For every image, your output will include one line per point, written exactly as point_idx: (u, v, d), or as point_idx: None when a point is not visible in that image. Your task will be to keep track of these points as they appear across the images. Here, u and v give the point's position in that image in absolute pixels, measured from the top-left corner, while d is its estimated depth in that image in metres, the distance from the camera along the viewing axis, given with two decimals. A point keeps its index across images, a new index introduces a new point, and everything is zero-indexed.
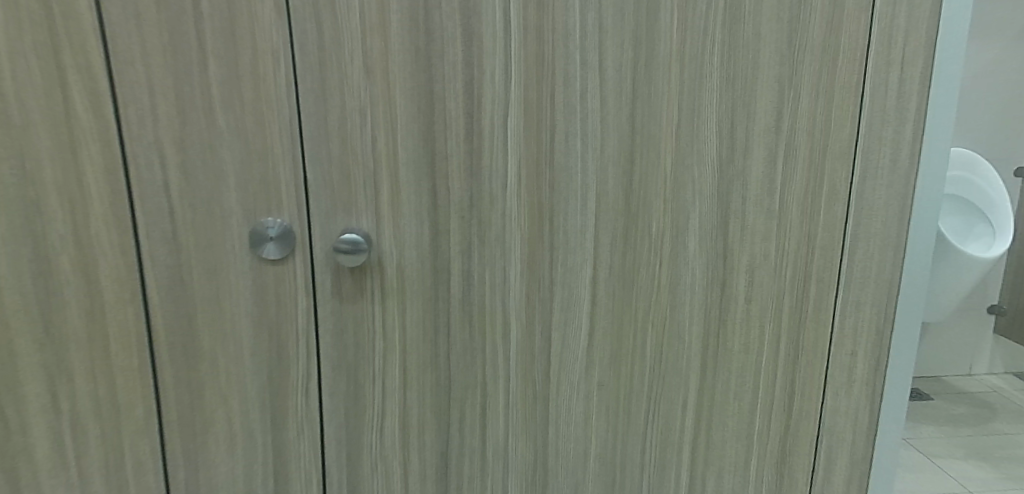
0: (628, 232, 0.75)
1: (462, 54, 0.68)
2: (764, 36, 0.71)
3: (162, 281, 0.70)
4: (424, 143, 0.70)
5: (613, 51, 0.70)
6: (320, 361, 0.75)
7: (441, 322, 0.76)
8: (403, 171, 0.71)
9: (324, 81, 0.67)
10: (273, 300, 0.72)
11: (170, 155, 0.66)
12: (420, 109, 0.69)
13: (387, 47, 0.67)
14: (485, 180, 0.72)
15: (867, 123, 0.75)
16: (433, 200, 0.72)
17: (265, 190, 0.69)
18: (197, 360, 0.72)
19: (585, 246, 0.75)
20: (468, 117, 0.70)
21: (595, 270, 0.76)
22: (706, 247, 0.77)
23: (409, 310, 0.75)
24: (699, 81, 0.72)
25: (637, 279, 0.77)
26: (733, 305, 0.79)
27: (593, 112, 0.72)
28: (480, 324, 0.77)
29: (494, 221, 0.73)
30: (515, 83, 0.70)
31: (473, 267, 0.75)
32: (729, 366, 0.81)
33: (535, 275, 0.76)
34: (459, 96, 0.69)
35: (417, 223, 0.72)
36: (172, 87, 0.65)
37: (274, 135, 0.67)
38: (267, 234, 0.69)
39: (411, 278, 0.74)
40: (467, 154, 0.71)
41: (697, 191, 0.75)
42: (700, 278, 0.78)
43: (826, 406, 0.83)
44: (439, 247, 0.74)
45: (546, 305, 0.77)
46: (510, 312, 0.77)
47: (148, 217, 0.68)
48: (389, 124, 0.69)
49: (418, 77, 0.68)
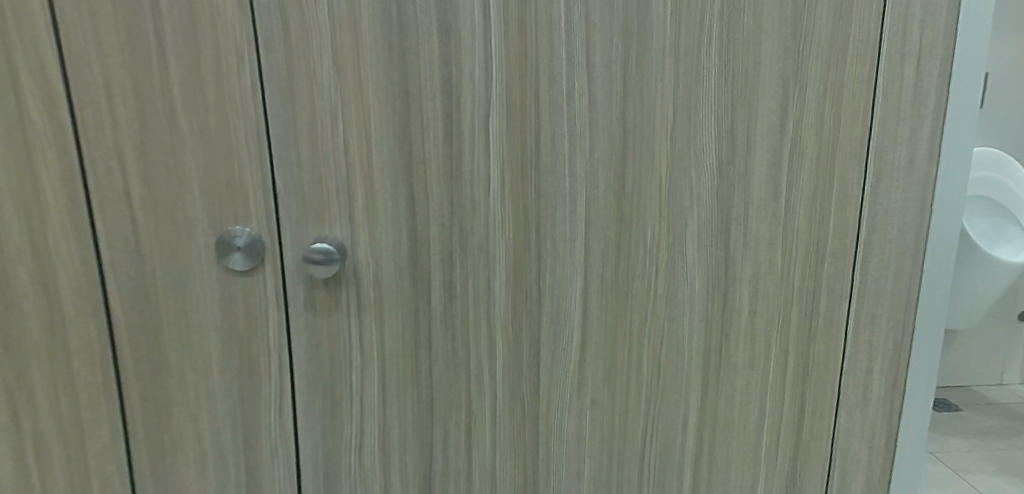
0: (622, 241, 0.70)
1: (439, 51, 0.64)
2: (766, 27, 0.66)
3: (127, 293, 0.67)
4: (400, 146, 0.66)
5: (602, 46, 0.65)
6: (294, 377, 0.71)
7: (422, 337, 0.72)
8: (379, 176, 0.66)
9: (292, 82, 0.63)
10: (243, 312, 0.68)
11: (131, 161, 0.63)
12: (395, 110, 0.65)
13: (358, 44, 0.63)
14: (466, 185, 0.67)
15: (881, 120, 0.69)
16: (411, 208, 0.68)
17: (232, 197, 0.65)
18: (165, 375, 0.70)
19: (575, 254, 0.70)
20: (446, 118, 0.65)
21: (585, 281, 0.71)
22: (707, 255, 0.71)
23: (387, 324, 0.71)
24: (696, 76, 0.67)
25: (632, 291, 0.72)
26: (736, 318, 0.74)
27: (582, 112, 0.67)
28: (464, 339, 0.72)
29: (476, 229, 0.69)
30: (497, 81, 0.65)
31: (455, 279, 0.70)
32: (733, 383, 0.76)
33: (522, 287, 0.71)
34: (437, 96, 0.65)
35: (394, 232, 0.68)
36: (131, 89, 0.62)
37: (240, 139, 0.64)
38: (234, 244, 0.65)
39: (390, 290, 0.70)
40: (446, 158, 0.66)
41: (695, 196, 0.69)
42: (701, 290, 0.72)
43: (840, 426, 0.77)
44: (418, 257, 0.69)
45: (534, 319, 0.72)
46: (495, 326, 0.72)
47: (109, 226, 0.65)
48: (363, 127, 0.65)
49: (392, 76, 0.64)
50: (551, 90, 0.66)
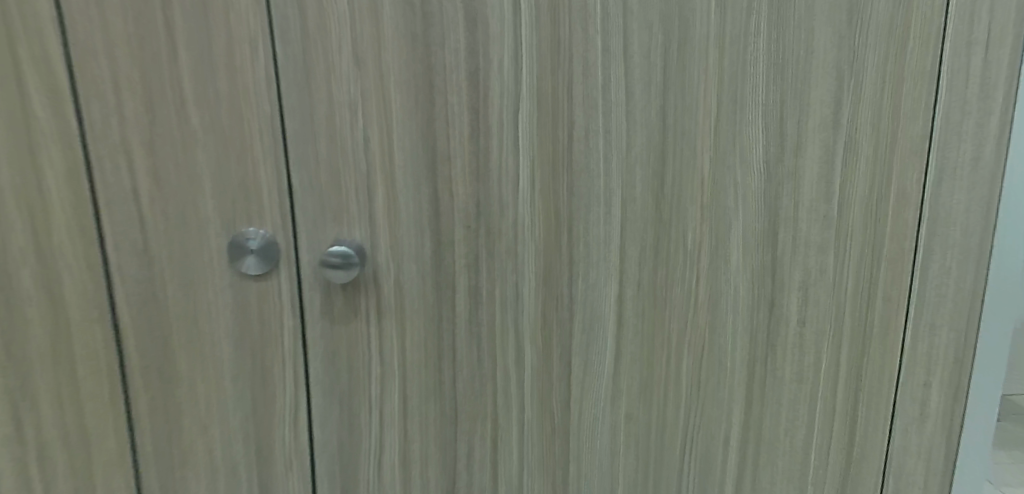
0: (660, 245, 0.65)
1: (466, 40, 0.59)
2: (818, 12, 0.61)
3: (135, 298, 0.63)
4: (424, 142, 0.61)
5: (640, 35, 0.60)
6: (310, 387, 0.67)
7: (446, 345, 0.67)
8: (402, 174, 0.62)
9: (310, 74, 0.59)
10: (257, 318, 0.65)
11: (139, 158, 0.60)
12: (418, 104, 0.60)
13: (380, 34, 0.59)
14: (494, 184, 0.63)
15: (944, 114, 0.63)
16: (435, 208, 0.63)
17: (246, 196, 0.61)
18: (174, 384, 0.66)
19: (609, 259, 0.66)
20: (473, 112, 0.61)
21: (621, 288, 0.66)
22: (752, 260, 0.66)
23: (408, 332, 0.67)
24: (741, 66, 0.62)
25: (671, 297, 0.67)
26: (783, 327, 0.68)
27: (618, 106, 0.62)
28: (490, 348, 0.68)
29: (504, 231, 0.64)
30: (527, 72, 0.60)
31: (481, 284, 0.66)
32: (779, 397, 0.70)
33: (553, 293, 0.66)
34: (463, 88, 0.60)
35: (417, 234, 0.64)
36: (140, 82, 0.58)
37: (254, 135, 0.60)
38: (247, 246, 0.61)
39: (412, 296, 0.66)
40: (472, 154, 0.62)
41: (741, 197, 0.64)
42: (745, 297, 0.67)
43: (895, 445, 0.71)
44: (442, 260, 0.65)
45: (565, 328, 0.67)
46: (523, 335, 0.67)
47: (117, 226, 0.61)
48: (384, 122, 0.61)
49: (415, 67, 0.60)
50: (585, 82, 0.61)
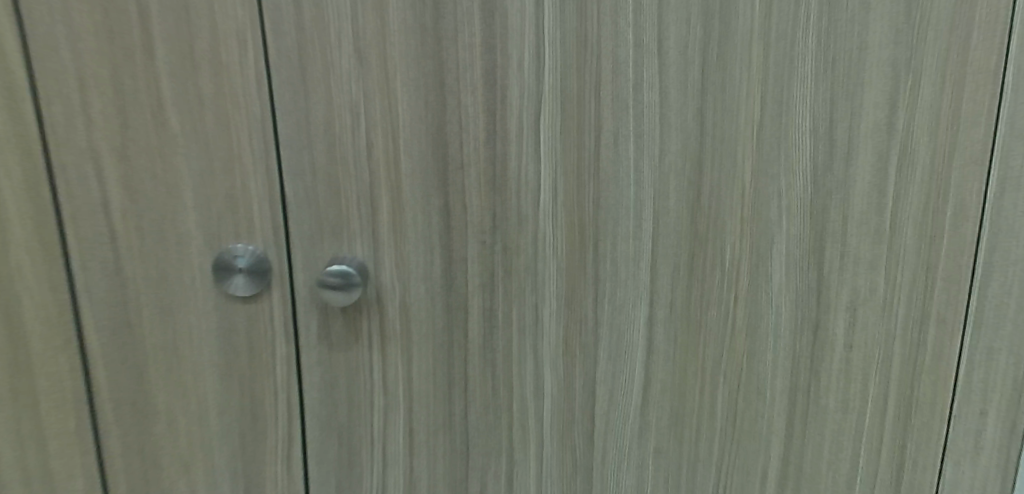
0: (695, 263, 0.59)
1: (482, 34, 0.52)
2: (874, 4, 0.53)
3: (106, 324, 0.56)
4: (434, 149, 0.55)
5: (676, 29, 0.53)
6: (305, 422, 0.60)
7: (457, 373, 0.61)
8: (409, 184, 0.55)
9: (305, 71, 0.52)
10: (245, 346, 0.58)
11: (110, 166, 0.52)
12: (428, 106, 0.54)
13: (384, 26, 0.51)
14: (512, 196, 0.56)
15: (1010, 118, 0.55)
16: (446, 222, 0.57)
17: (233, 210, 0.54)
18: (150, 419, 0.59)
19: (638, 278, 0.59)
20: (488, 115, 0.54)
21: (651, 309, 0.60)
22: (797, 280, 0.60)
23: (415, 359, 0.60)
24: (787, 65, 0.54)
25: (706, 320, 0.61)
26: (828, 353, 0.62)
27: (651, 110, 0.55)
28: (506, 375, 0.61)
29: (523, 247, 0.58)
30: (550, 71, 0.54)
31: (497, 305, 0.59)
32: (822, 428, 0.64)
33: (576, 315, 0.60)
34: (478, 88, 0.54)
35: (426, 251, 0.57)
36: (110, 79, 0.51)
37: (243, 141, 0.53)
38: (234, 265, 0.54)
39: (420, 319, 0.59)
40: (488, 162, 0.55)
41: (785, 210, 0.58)
42: (788, 320, 0.61)
43: (946, 480, 0.65)
44: (454, 280, 0.58)
45: (589, 352, 0.61)
46: (543, 360, 0.61)
47: (84, 244, 0.54)
48: (389, 126, 0.54)
49: (425, 64, 0.53)
50: (615, 82, 0.54)
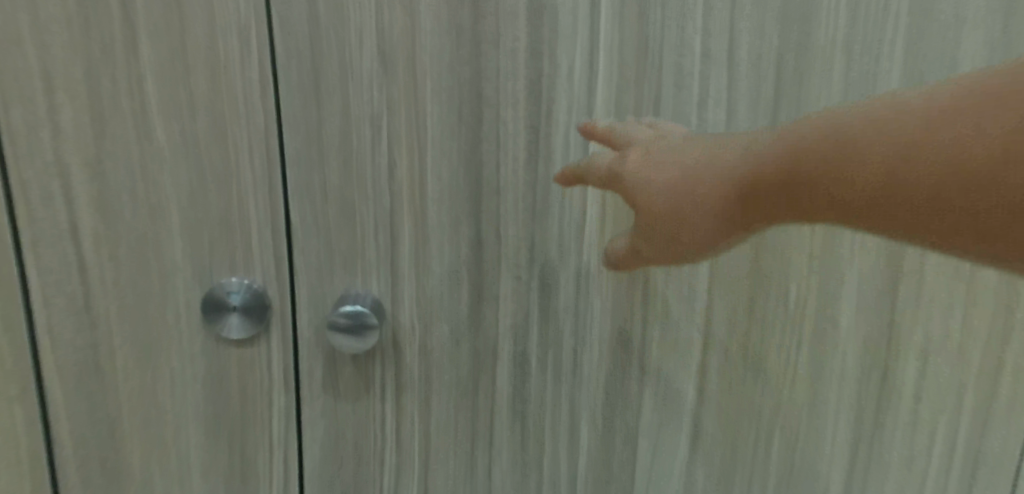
0: (755, 305, 0.51)
1: (528, 38, 0.45)
2: (970, 17, 0.46)
3: (71, 370, 0.47)
4: (466, 171, 0.47)
5: (750, 38, 0.45)
6: (304, 481, 0.52)
7: (482, 425, 0.53)
8: (436, 210, 0.47)
9: (318, 76, 0.43)
10: (237, 395, 0.49)
11: (81, 184, 0.44)
12: (462, 120, 0.46)
13: (415, 25, 0.44)
14: (553, 226, 0.49)
15: None
16: (477, 254, 0.49)
17: (227, 238, 0.46)
18: (122, 479, 0.50)
19: (692, 320, 0.52)
20: (532, 133, 0.47)
21: (704, 355, 0.53)
22: (866, 322, 0.53)
23: (435, 410, 0.52)
24: (871, 81, 0.47)
25: (764, 368, 0.53)
26: (896, 404, 0.55)
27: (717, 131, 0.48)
28: (537, 426, 0.54)
29: (563, 284, 0.51)
30: (604, 83, 0.46)
31: (531, 350, 0.52)
32: (882, 486, 0.58)
33: (619, 361, 0.53)
34: (521, 102, 0.46)
35: (452, 287, 0.49)
36: (82, 80, 0.42)
37: (241, 157, 0.44)
38: (227, 303, 0.46)
39: (442, 365, 0.51)
40: (529, 187, 0.48)
41: (859, 244, 0.50)
42: (854, 369, 0.54)
43: None
44: (483, 321, 0.51)
45: (632, 402, 0.54)
46: (579, 412, 0.54)
47: (47, 276, 0.45)
48: (416, 142, 0.46)
49: (460, 71, 0.45)
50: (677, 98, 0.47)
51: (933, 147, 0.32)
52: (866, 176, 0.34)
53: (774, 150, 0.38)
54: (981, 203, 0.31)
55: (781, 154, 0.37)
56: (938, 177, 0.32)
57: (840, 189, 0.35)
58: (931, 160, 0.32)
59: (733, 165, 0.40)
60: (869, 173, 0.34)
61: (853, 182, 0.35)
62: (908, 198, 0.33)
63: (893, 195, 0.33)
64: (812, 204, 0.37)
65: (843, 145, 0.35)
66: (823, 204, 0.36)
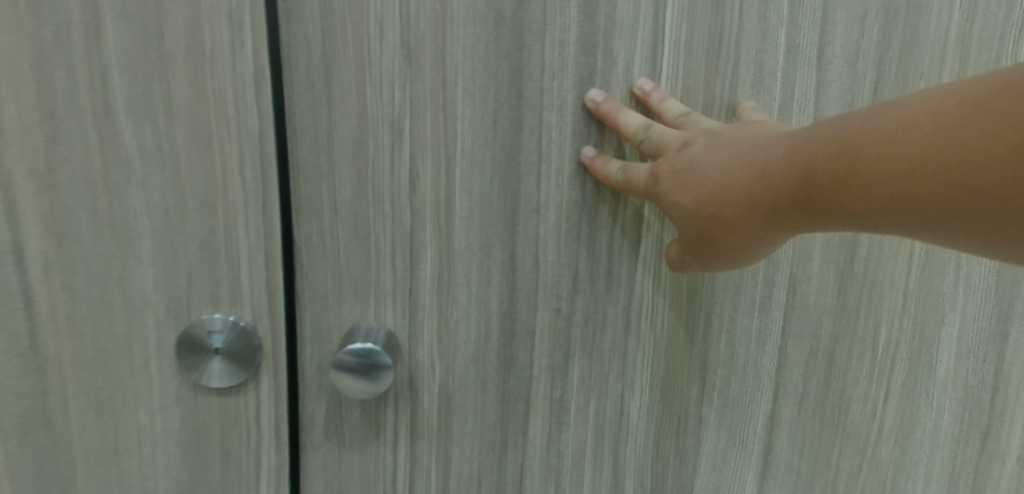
0: (837, 348, 0.45)
1: (580, 29, 0.38)
2: None
3: (15, 425, 0.38)
4: (501, 185, 0.39)
5: (846, 31, 0.39)
6: None
7: (510, 482, 0.45)
8: (463, 231, 0.39)
9: (329, 71, 0.36)
10: (219, 452, 0.41)
11: (27, 201, 0.35)
12: (496, 125, 0.38)
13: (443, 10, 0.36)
14: (601, 251, 0.42)
15: None
16: (511, 283, 0.41)
17: (212, 266, 0.37)
18: None
19: (760, 366, 0.45)
20: (580, 141, 0.40)
21: (775, 406, 0.46)
22: (967, 374, 0.46)
23: (455, 465, 0.44)
24: None
25: (845, 421, 0.46)
26: (997, 463, 0.49)
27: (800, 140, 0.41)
28: (574, 482, 0.46)
29: (610, 319, 0.43)
30: (669, 83, 0.40)
31: (570, 395, 0.44)
32: None
33: (673, 410, 0.45)
34: (568, 104, 0.39)
35: (479, 322, 0.41)
36: (30, 70, 0.33)
37: (230, 169, 0.36)
38: (209, 345, 0.38)
39: (466, 413, 0.43)
40: (573, 203, 0.41)
41: (963, 285, 0.44)
42: (949, 423, 0.47)
43: None
44: (514, 361, 0.43)
45: (686, 457, 0.46)
46: (624, 466, 0.46)
47: None
48: (443, 151, 0.38)
49: (499, 66, 0.37)
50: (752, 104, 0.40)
51: (972, 131, 0.27)
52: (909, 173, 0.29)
53: (789, 163, 0.34)
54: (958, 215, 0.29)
55: (794, 167, 0.33)
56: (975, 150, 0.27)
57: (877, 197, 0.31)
58: (973, 156, 0.27)
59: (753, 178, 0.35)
60: (900, 167, 0.30)
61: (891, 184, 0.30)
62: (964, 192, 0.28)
63: (928, 190, 0.29)
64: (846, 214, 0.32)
65: (869, 148, 0.31)
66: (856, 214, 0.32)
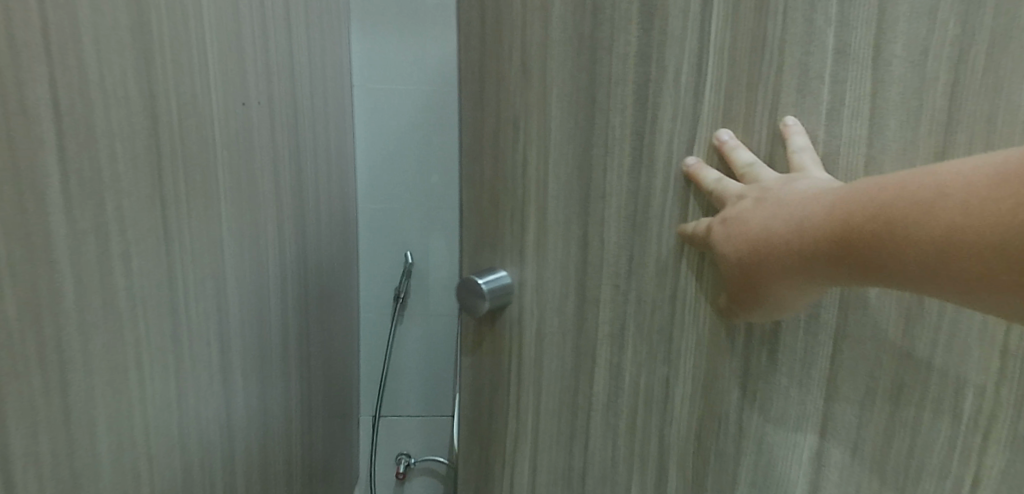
0: (904, 398, 0.36)
1: (638, 42, 0.43)
2: None
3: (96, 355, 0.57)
4: (578, 173, 0.47)
5: (908, 28, 0.33)
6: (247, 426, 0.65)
7: (581, 424, 0.52)
8: (553, 206, 0.49)
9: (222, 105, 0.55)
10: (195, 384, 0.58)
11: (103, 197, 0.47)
12: (578, 126, 0.47)
13: (546, 41, 0.47)
14: (654, 238, 0.44)
15: None
16: (584, 256, 0.48)
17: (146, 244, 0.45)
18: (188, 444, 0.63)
19: (806, 396, 0.39)
20: (637, 140, 0.44)
21: (820, 446, 0.40)
22: None
23: (543, 397, 0.53)
24: None
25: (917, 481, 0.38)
26: None
27: (853, 159, 0.35)
28: (628, 455, 0.49)
29: (659, 305, 0.45)
30: (712, 90, 0.40)
31: (626, 365, 0.48)
32: None
33: (713, 410, 0.44)
34: (628, 106, 0.44)
35: (561, 281, 0.50)
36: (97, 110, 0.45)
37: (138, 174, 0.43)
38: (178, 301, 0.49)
39: (550, 357, 0.52)
40: (631, 193, 0.45)
41: None
42: None
43: None
44: (585, 321, 0.49)
45: (727, 462, 0.44)
46: (670, 450, 0.47)
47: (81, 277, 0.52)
48: (539, 145, 0.49)
49: (578, 77, 0.46)
50: (801, 146, 0.36)
51: (999, 201, 0.27)
52: (931, 236, 0.29)
53: (824, 217, 0.33)
54: (987, 283, 0.28)
55: (828, 222, 0.33)
56: (1002, 221, 0.27)
57: (907, 267, 0.30)
58: (1002, 229, 0.27)
59: (792, 231, 0.35)
60: (926, 234, 0.29)
61: (913, 246, 0.30)
62: (989, 261, 0.28)
63: (951, 255, 0.29)
64: (876, 268, 0.32)
65: (903, 208, 0.30)
66: (881, 274, 0.32)
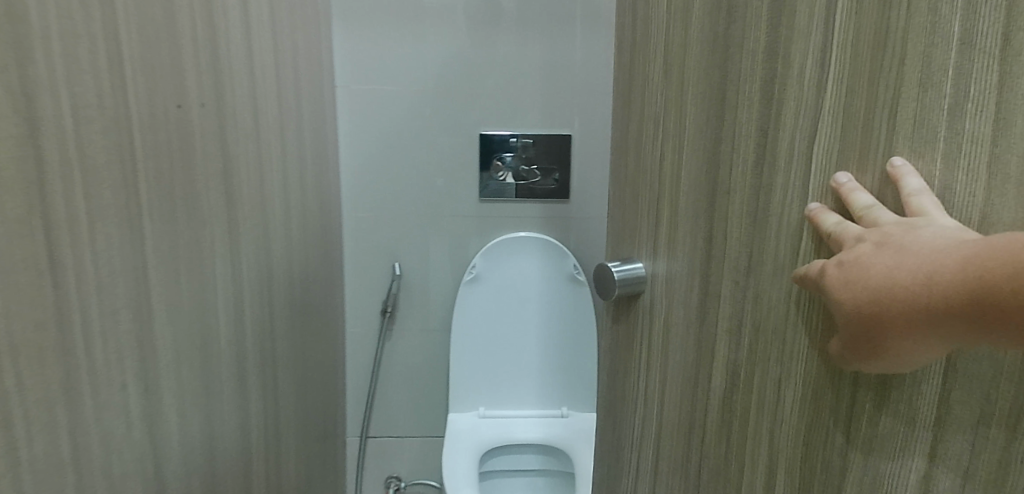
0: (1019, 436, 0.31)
1: (766, 39, 0.43)
2: None
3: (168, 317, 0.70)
4: (706, 168, 0.49)
5: None
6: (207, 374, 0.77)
7: (699, 413, 0.53)
8: (686, 199, 0.52)
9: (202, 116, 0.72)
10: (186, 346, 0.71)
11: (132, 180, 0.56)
12: (709, 122, 0.48)
13: (690, 42, 0.50)
14: (771, 235, 0.44)
15: None
16: (708, 249, 0.50)
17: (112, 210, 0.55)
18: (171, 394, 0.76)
19: (914, 416, 0.36)
20: (761, 136, 0.44)
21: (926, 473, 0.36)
22: None
23: (669, 382, 0.56)
24: None
25: None
26: None
27: (976, 163, 0.32)
28: (738, 452, 0.49)
29: (771, 303, 0.45)
30: (834, 87, 0.39)
31: (740, 360, 0.48)
32: None
33: (820, 417, 0.42)
34: (754, 103, 0.44)
35: (688, 271, 0.52)
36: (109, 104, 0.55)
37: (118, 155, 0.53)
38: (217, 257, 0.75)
39: (678, 343, 0.54)
40: (753, 189, 0.45)
41: None
42: None
43: None
44: (706, 312, 0.51)
45: (833, 475, 0.41)
46: (778, 451, 0.45)
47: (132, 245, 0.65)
48: (678, 141, 0.52)
49: (712, 75, 0.48)
50: (917, 190, 0.34)
51: None
52: None
53: (954, 273, 0.31)
54: None
55: (958, 278, 0.30)
56: None
57: None
58: None
59: (918, 283, 0.32)
60: None
61: None
62: None
63: None
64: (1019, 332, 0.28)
65: None
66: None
